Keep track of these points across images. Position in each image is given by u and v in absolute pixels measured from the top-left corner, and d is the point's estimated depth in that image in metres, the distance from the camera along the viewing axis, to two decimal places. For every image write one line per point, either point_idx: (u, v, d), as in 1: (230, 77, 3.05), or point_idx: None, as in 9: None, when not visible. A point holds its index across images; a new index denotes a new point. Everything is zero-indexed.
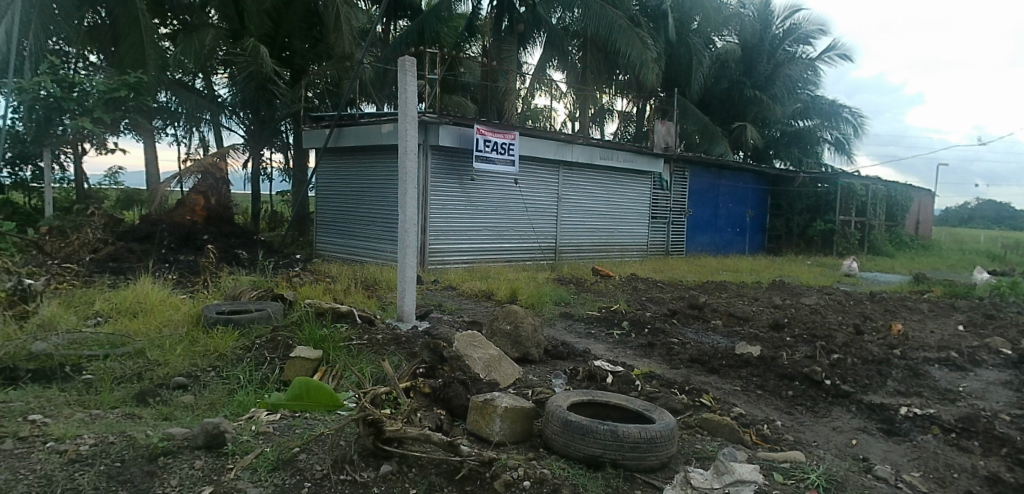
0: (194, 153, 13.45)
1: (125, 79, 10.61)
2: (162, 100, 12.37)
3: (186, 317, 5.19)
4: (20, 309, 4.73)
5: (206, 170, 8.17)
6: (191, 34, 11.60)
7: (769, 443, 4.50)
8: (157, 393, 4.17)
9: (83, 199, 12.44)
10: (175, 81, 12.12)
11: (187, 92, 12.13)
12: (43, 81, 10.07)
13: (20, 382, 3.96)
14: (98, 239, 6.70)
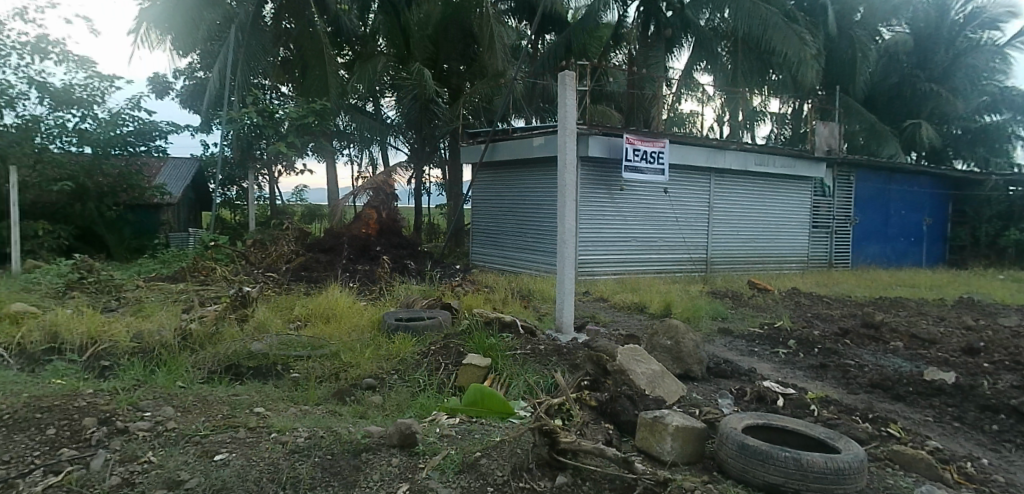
0: (365, 172, 14.63)
1: (312, 107, 11.97)
2: (341, 125, 13.66)
3: (370, 323, 5.62)
4: (241, 312, 5.36)
5: (378, 186, 8.77)
6: (366, 62, 12.68)
7: (976, 484, 3.86)
8: (351, 393, 4.52)
9: (272, 214, 14.07)
10: (351, 106, 13.27)
11: (363, 117, 13.33)
12: (248, 112, 11.63)
13: (244, 378, 4.47)
14: (292, 251, 7.50)
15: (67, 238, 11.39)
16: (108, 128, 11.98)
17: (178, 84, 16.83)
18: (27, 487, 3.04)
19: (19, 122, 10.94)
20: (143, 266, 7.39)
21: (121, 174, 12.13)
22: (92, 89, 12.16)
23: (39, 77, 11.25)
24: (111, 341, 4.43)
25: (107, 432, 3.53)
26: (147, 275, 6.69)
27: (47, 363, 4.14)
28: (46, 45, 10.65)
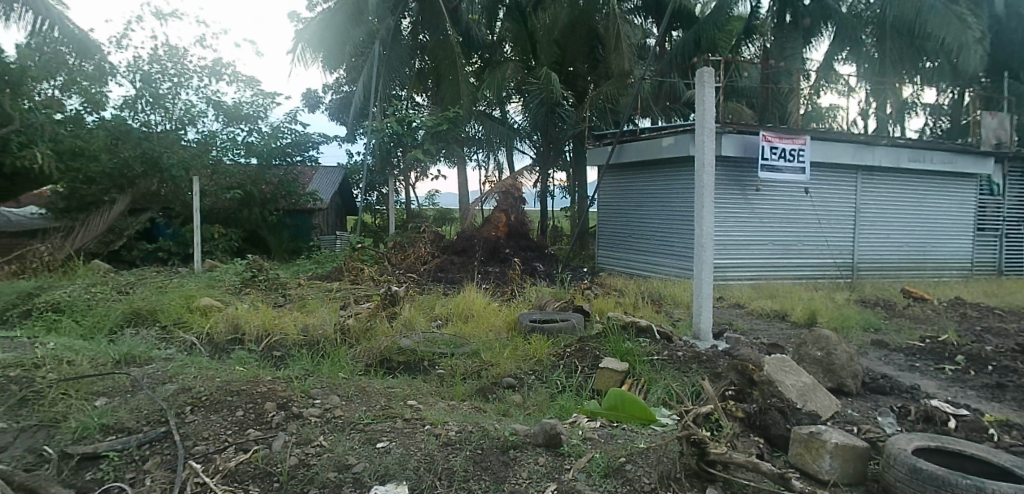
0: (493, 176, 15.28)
1: (447, 115, 12.44)
2: (470, 131, 13.81)
3: (506, 323, 5.75)
4: (390, 310, 5.68)
5: (507, 190, 9.00)
6: (495, 70, 13.01)
7: None
8: (494, 392, 4.63)
9: (408, 217, 14.82)
10: (480, 112, 13.58)
11: (491, 122, 13.56)
12: (389, 121, 12.45)
13: (395, 372, 4.72)
14: (428, 254, 7.85)
15: (238, 240, 12.74)
16: (269, 141, 13.23)
17: (328, 97, 18.31)
18: (223, 462, 3.41)
19: (201, 136, 12.66)
20: (302, 266, 8.08)
21: (280, 183, 13.46)
22: (257, 105, 13.49)
23: (213, 95, 12.73)
24: (282, 334, 4.85)
25: (285, 416, 3.85)
26: (305, 274, 7.29)
27: (231, 351, 4.61)
28: (220, 67, 11.97)
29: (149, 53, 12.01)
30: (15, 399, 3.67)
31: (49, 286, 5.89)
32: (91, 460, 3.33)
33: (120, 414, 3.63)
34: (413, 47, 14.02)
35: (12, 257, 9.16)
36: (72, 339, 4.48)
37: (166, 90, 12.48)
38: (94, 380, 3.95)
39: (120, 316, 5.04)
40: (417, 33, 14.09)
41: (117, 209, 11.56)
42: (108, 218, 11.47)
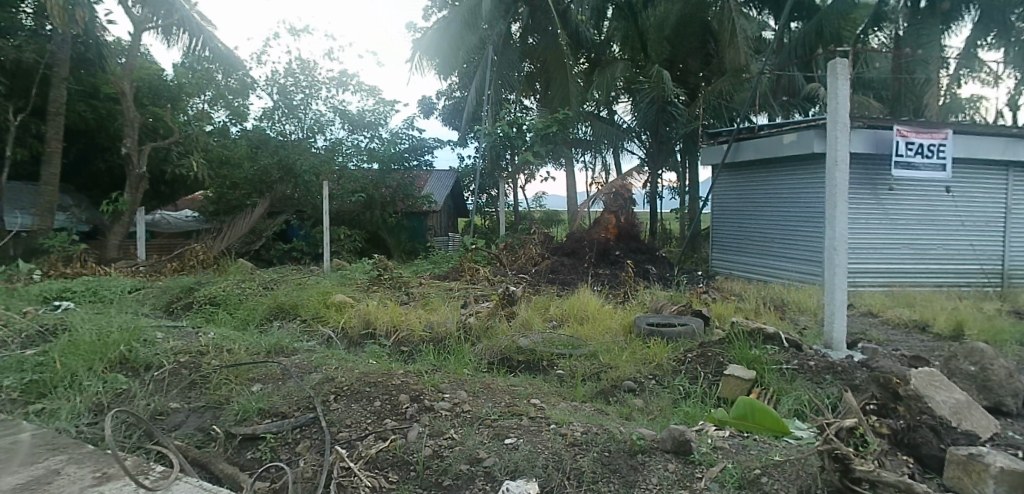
0: (601, 178, 15.43)
1: (556, 117, 12.65)
2: (580, 132, 13.86)
3: (623, 326, 5.72)
4: (508, 310, 5.82)
5: (619, 191, 8.93)
6: (604, 70, 13.13)
7: None
8: (615, 395, 4.55)
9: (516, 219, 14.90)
10: (589, 113, 13.77)
11: (603, 124, 13.69)
12: (500, 125, 12.81)
13: (516, 370, 4.83)
14: (538, 255, 7.95)
15: (361, 241, 13.51)
16: (388, 147, 14.32)
17: (441, 103, 19.01)
18: (365, 449, 3.62)
19: (329, 144, 13.78)
20: (420, 266, 8.41)
21: (398, 187, 14.01)
22: (378, 113, 14.51)
23: (339, 103, 13.69)
24: (408, 330, 5.06)
25: (418, 408, 4.01)
26: (424, 274, 7.60)
27: (365, 345, 4.90)
28: (347, 78, 12.77)
29: (288, 68, 13.37)
30: (186, 381, 4.08)
31: (207, 281, 6.54)
32: (251, 440, 3.64)
33: (274, 399, 3.93)
34: (524, 51, 14.41)
35: (173, 256, 10.03)
36: (229, 330, 4.92)
37: (299, 101, 13.79)
38: (249, 367, 4.30)
39: (267, 310, 5.48)
40: (527, 36, 14.48)
41: (258, 211, 12.33)
42: (251, 221, 12.18)
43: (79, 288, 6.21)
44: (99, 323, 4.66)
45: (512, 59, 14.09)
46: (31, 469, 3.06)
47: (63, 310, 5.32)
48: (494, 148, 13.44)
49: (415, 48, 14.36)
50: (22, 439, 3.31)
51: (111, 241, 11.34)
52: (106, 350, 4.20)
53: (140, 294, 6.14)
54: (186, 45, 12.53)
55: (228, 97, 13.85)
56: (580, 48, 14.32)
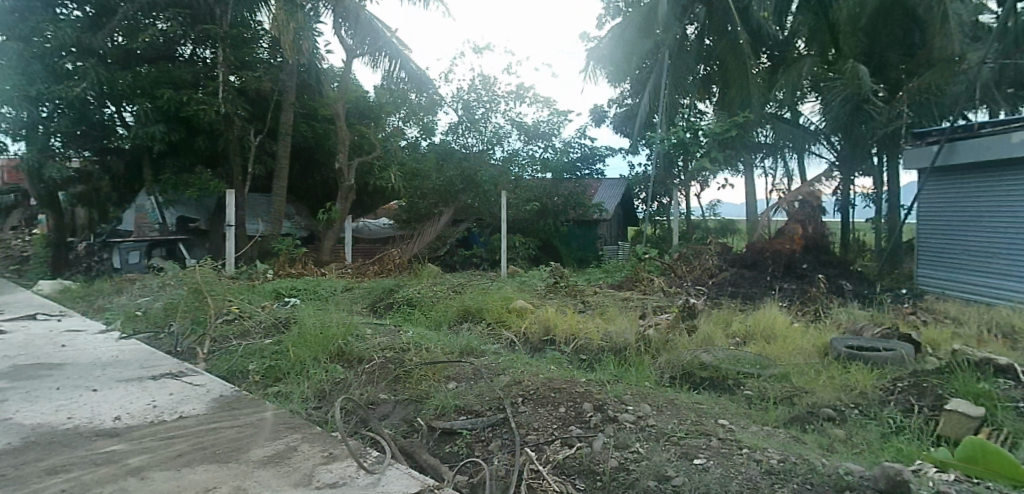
0: (780, 184, 14.63)
1: (736, 121, 12.52)
2: (761, 138, 13.74)
3: (815, 348, 5.44)
4: (689, 324, 5.86)
5: (807, 197, 8.99)
6: (789, 68, 12.75)
7: None
8: (812, 422, 4.16)
9: (690, 227, 14.65)
10: (771, 115, 13.55)
11: (785, 126, 13.40)
12: (677, 130, 13.06)
13: (701, 387, 4.71)
14: (715, 266, 8.33)
15: (534, 249, 14.40)
16: (561, 156, 15.17)
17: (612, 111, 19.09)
18: (551, 454, 3.68)
19: (506, 154, 14.65)
20: (594, 275, 9.46)
21: (569, 195, 14.82)
22: (552, 124, 15.28)
23: (516, 116, 14.60)
24: (587, 338, 5.35)
25: (602, 418, 4.04)
26: (602, 282, 8.63)
27: (547, 352, 5.22)
28: (523, 91, 13.41)
29: (471, 85, 14.69)
30: (392, 375, 4.52)
31: (404, 283, 7.31)
32: (449, 435, 3.91)
33: (469, 398, 4.23)
34: (699, 52, 14.46)
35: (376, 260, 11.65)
36: (425, 329, 5.40)
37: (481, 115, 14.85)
38: (446, 365, 4.71)
39: (456, 312, 5.95)
40: (703, 37, 14.48)
41: (442, 221, 14.01)
42: (437, 228, 14.04)
43: (302, 287, 7.28)
44: (321, 318, 5.35)
45: (687, 61, 14.26)
46: (274, 444, 3.50)
47: (291, 306, 6.20)
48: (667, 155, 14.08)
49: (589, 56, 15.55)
50: (266, 417, 3.79)
51: (326, 245, 13.11)
52: (328, 343, 4.80)
53: (350, 293, 7.02)
54: (388, 71, 13.65)
55: (420, 114, 15.04)
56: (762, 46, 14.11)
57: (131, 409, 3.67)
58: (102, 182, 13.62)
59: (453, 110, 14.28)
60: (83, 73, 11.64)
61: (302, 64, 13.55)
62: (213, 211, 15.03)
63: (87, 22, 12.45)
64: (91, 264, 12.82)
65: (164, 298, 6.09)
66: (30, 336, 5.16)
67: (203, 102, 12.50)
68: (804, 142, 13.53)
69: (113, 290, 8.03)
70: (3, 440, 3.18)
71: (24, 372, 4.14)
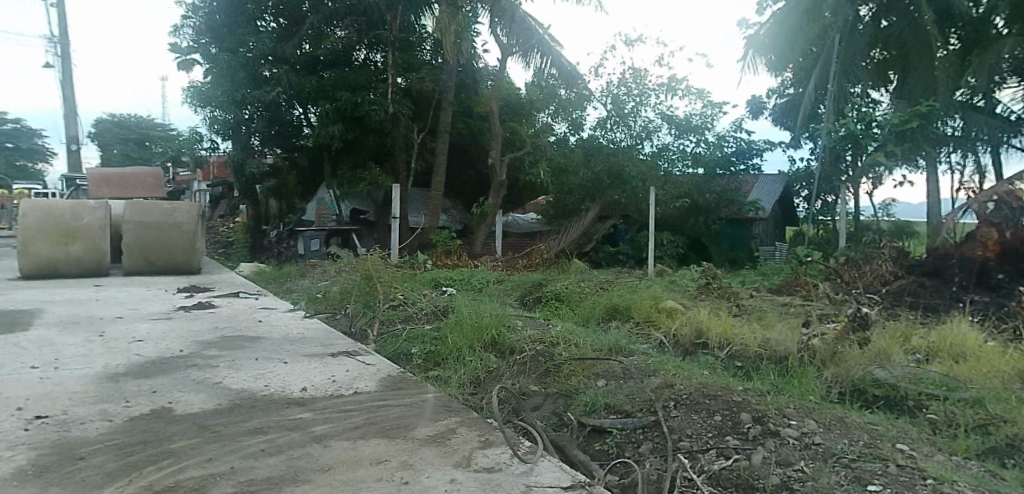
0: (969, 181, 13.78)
1: (918, 110, 11.57)
2: (949, 129, 12.93)
3: (1020, 372, 4.67)
4: (860, 336, 5.39)
5: (1002, 198, 7.87)
6: (984, 51, 11.68)
7: None
8: (1014, 457, 3.57)
9: (857, 229, 13.41)
10: (962, 104, 12.67)
11: (979, 115, 12.42)
12: (847, 121, 12.06)
13: (874, 407, 4.28)
14: (890, 272, 7.65)
15: (683, 246, 14.51)
16: (715, 150, 14.52)
17: (773, 102, 17.91)
18: (706, 463, 3.51)
19: (655, 150, 14.38)
20: (749, 277, 9.17)
21: (722, 192, 14.49)
22: (706, 116, 14.64)
23: (667, 109, 14.14)
24: (742, 345, 5.16)
25: (761, 431, 3.78)
26: (757, 285, 8.38)
27: (699, 356, 5.15)
28: (675, 83, 13.07)
29: (620, 78, 14.51)
30: (542, 369, 4.67)
31: (552, 279, 7.57)
32: (599, 432, 3.90)
33: (619, 397, 4.21)
34: (873, 36, 13.77)
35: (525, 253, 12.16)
36: (573, 325, 5.61)
37: (630, 109, 14.56)
38: (594, 363, 4.79)
39: (604, 309, 6.30)
40: (880, 19, 13.71)
41: (591, 215, 14.32)
42: (585, 224, 14.37)
43: (457, 278, 7.75)
44: (475, 308, 5.68)
45: (859, 47, 13.63)
46: (437, 425, 3.70)
47: (448, 295, 6.62)
48: (834, 149, 12.83)
49: (748, 46, 15.13)
50: (428, 398, 4.03)
51: (478, 238, 13.73)
52: (482, 333, 5.12)
53: (500, 286, 7.40)
54: (539, 68, 13.86)
55: (567, 111, 14.76)
56: (952, 24, 12.94)
57: (315, 381, 4.08)
58: (288, 177, 15.87)
59: (602, 105, 14.34)
60: (279, 78, 13.32)
61: (459, 64, 14.17)
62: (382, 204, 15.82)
63: (279, 32, 13.92)
64: (281, 250, 15.10)
65: (341, 284, 6.79)
66: (235, 311, 5.97)
67: (374, 102, 13.51)
68: (998, 133, 12.47)
69: (297, 273, 9.09)
70: (216, 400, 3.66)
71: (231, 342, 4.79)
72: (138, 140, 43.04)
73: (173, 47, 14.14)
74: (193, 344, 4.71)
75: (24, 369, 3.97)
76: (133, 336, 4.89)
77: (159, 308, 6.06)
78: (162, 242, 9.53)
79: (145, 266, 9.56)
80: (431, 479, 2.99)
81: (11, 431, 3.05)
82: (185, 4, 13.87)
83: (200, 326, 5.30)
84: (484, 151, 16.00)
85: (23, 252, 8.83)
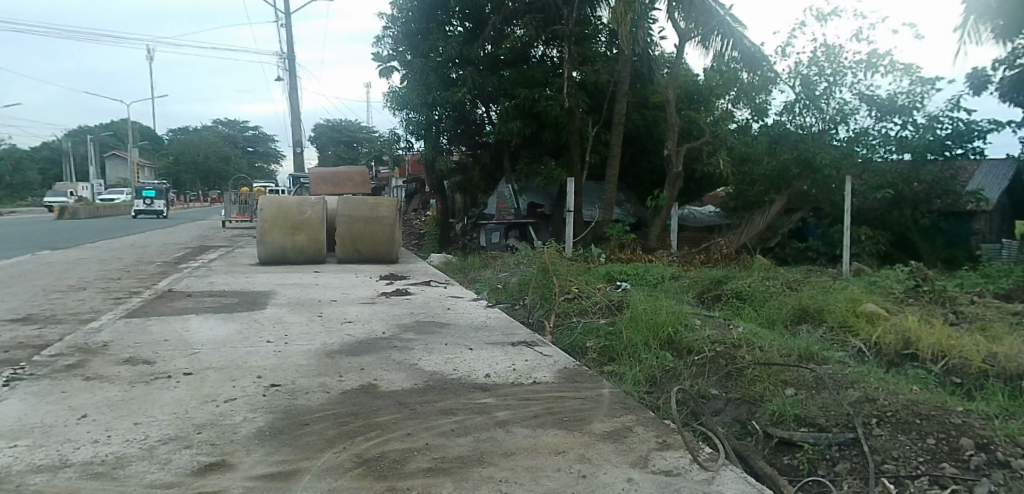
0: None
1: None
2: None
3: None
4: None
5: None
6: None
7: None
8: None
9: None
10: None
11: None
12: None
13: None
14: None
15: (887, 243, 12.84)
16: (925, 133, 12.78)
17: (1002, 74, 15.17)
18: (918, 491, 3.00)
19: (851, 135, 13.06)
20: (971, 280, 7.92)
21: (934, 180, 12.71)
22: (914, 94, 12.86)
23: (866, 88, 12.62)
24: (963, 358, 4.45)
25: (988, 460, 3.18)
26: (981, 288, 7.20)
27: (906, 369, 4.55)
28: (877, 59, 11.58)
29: (810, 57, 13.24)
30: (723, 372, 4.43)
31: (732, 277, 7.23)
32: (788, 445, 3.54)
33: (811, 409, 3.81)
34: None
35: (702, 248, 11.76)
36: (756, 327, 5.34)
37: (822, 91, 13.43)
38: (783, 369, 4.42)
39: (792, 311, 5.91)
40: None
41: (777, 208, 13.42)
42: (768, 218, 13.53)
43: (631, 272, 7.71)
44: (651, 305, 5.60)
45: None
46: (612, 422, 3.56)
47: (623, 290, 6.60)
48: None
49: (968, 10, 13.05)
50: (604, 393, 4.00)
51: (654, 232, 13.38)
52: (658, 330, 5.04)
53: (676, 283, 7.20)
54: (720, 52, 13.06)
55: (751, 95, 14.04)
56: None
57: (497, 369, 4.29)
58: (473, 173, 16.86)
59: (792, 89, 13.41)
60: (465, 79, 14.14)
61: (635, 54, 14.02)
62: (557, 197, 16.19)
63: (466, 35, 14.77)
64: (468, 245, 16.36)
65: (520, 276, 7.10)
66: (427, 298, 6.48)
67: (550, 98, 13.90)
68: None
69: (479, 264, 9.61)
70: (412, 380, 3.99)
71: (424, 327, 5.25)
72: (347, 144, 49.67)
73: (376, 55, 15.62)
74: (393, 327, 5.22)
75: (263, 343, 4.68)
76: (345, 317, 5.55)
77: (365, 293, 6.81)
78: (368, 235, 10.69)
79: (353, 255, 10.75)
80: (609, 475, 2.84)
81: (253, 395, 3.60)
82: (386, 16, 15.07)
83: (399, 311, 5.84)
84: (660, 143, 15.55)
85: (260, 242, 10.41)
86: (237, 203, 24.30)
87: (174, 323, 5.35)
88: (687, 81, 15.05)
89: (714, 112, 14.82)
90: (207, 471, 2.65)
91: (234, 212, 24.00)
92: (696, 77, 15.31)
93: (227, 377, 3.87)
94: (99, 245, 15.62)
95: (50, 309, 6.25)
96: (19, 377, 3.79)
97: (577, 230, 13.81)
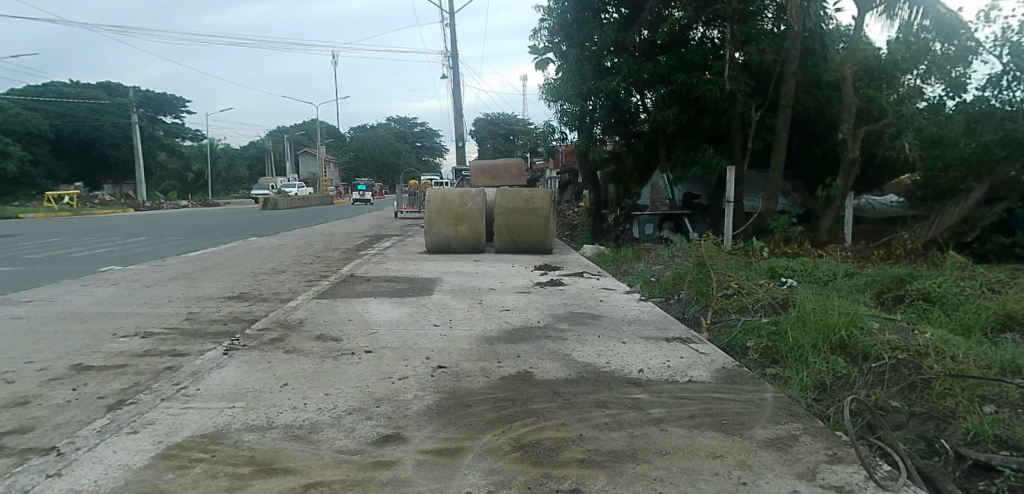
0: None
1: None
2: None
3: None
4: None
5: None
6: None
7: None
8: None
9: None
10: None
11: None
12: None
13: None
14: None
15: None
16: None
17: None
18: None
19: None
20: None
21: None
22: None
23: None
24: None
25: None
26: None
27: None
28: None
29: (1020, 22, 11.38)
30: (906, 382, 3.95)
31: (921, 276, 6.43)
32: (984, 469, 3.02)
33: (1016, 431, 3.27)
34: None
35: (882, 242, 10.69)
36: (948, 334, 4.71)
37: None
38: (980, 383, 3.84)
39: (993, 317, 5.13)
40: None
41: (974, 197, 11.71)
42: (963, 209, 11.78)
43: (796, 268, 7.17)
44: (822, 305, 5.20)
45: None
46: (777, 428, 3.29)
47: (788, 287, 6.19)
48: None
49: None
50: (767, 398, 3.73)
51: (826, 223, 12.49)
52: (830, 332, 4.63)
53: (850, 281, 6.56)
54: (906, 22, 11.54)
55: (945, 68, 12.45)
56: None
57: (652, 365, 4.19)
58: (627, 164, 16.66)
59: (997, 60, 11.68)
60: (621, 67, 13.85)
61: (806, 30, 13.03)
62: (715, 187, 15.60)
63: (622, 22, 14.63)
64: (619, 234, 16.62)
65: (675, 269, 6.91)
66: (580, 289, 6.50)
67: (710, 82, 13.28)
68: None
69: (632, 257, 9.44)
70: (566, 371, 4.03)
71: (578, 318, 5.29)
72: (507, 138, 52.05)
73: (532, 49, 15.79)
74: (548, 317, 5.32)
75: (430, 326, 4.99)
76: (503, 305, 5.74)
77: (521, 282, 7.00)
78: (523, 226, 10.97)
79: (510, 244, 11.12)
80: (772, 485, 2.60)
81: (423, 375, 3.84)
82: (542, 7, 15.15)
83: (553, 301, 5.92)
84: (831, 127, 14.19)
85: (427, 231, 11.09)
86: (407, 194, 25.99)
87: (355, 305, 5.89)
88: (867, 57, 13.66)
89: (898, 90, 13.14)
90: (384, 442, 2.87)
91: (404, 202, 25.71)
92: (877, 51, 13.75)
93: (401, 357, 4.18)
94: (292, 232, 17.61)
95: (258, 289, 7.18)
96: (236, 347, 4.39)
97: (734, 221, 13.19)
